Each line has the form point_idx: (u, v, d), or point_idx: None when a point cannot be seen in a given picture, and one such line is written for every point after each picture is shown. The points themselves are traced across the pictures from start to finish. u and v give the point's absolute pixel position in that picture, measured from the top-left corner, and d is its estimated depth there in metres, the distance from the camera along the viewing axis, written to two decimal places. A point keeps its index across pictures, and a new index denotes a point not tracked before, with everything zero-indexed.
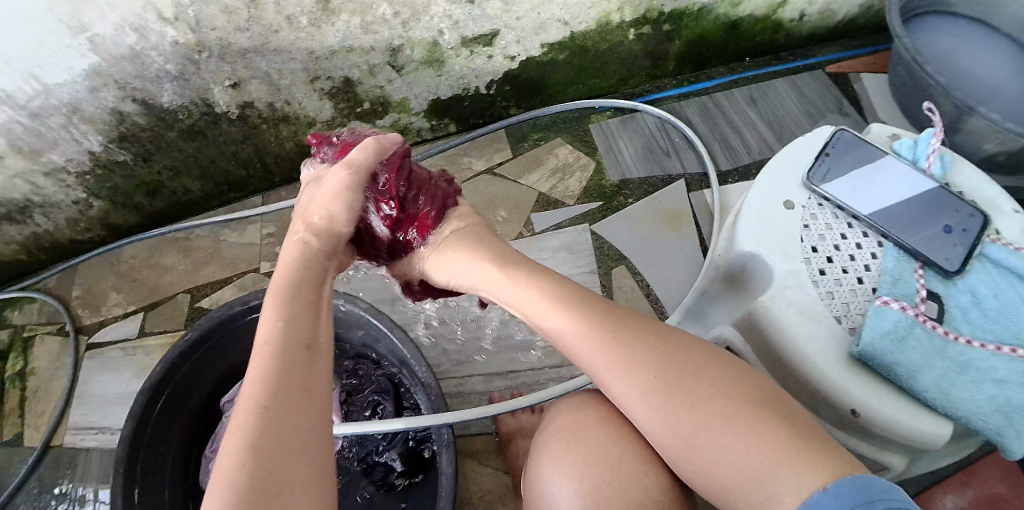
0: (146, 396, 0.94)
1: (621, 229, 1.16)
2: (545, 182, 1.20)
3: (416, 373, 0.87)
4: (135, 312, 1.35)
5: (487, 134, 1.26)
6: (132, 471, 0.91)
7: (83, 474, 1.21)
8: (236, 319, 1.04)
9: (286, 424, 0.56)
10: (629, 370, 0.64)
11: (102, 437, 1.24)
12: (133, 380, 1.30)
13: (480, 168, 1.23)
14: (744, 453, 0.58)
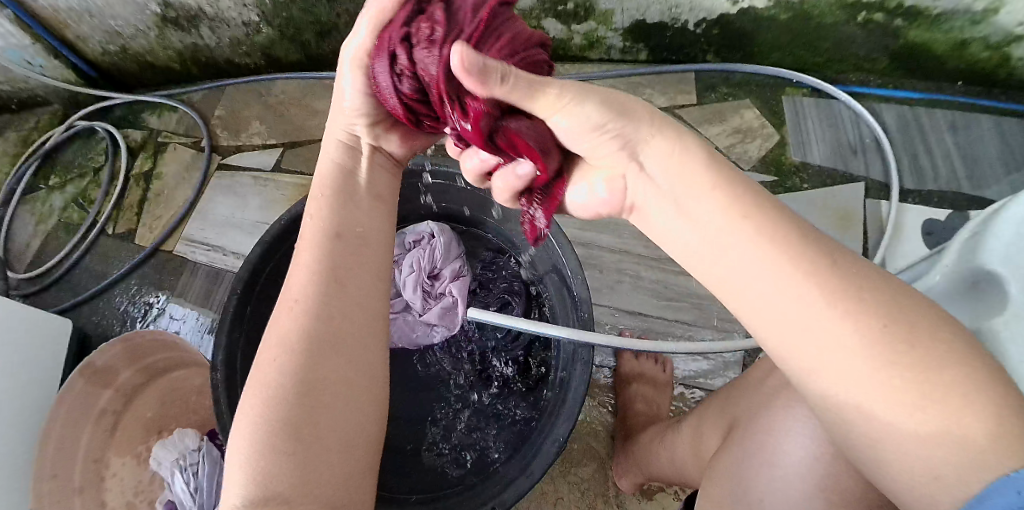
0: (281, 227, 0.94)
1: (788, 207, 1.11)
2: (723, 138, 1.16)
3: (569, 283, 0.83)
4: (274, 145, 1.33)
5: (675, 73, 1.21)
6: (250, 296, 0.92)
7: (187, 285, 1.22)
8: None
9: (343, 339, 0.56)
10: (814, 289, 0.42)
11: (212, 254, 1.24)
12: (257, 208, 1.28)
13: (661, 105, 1.19)
14: (939, 419, 0.38)
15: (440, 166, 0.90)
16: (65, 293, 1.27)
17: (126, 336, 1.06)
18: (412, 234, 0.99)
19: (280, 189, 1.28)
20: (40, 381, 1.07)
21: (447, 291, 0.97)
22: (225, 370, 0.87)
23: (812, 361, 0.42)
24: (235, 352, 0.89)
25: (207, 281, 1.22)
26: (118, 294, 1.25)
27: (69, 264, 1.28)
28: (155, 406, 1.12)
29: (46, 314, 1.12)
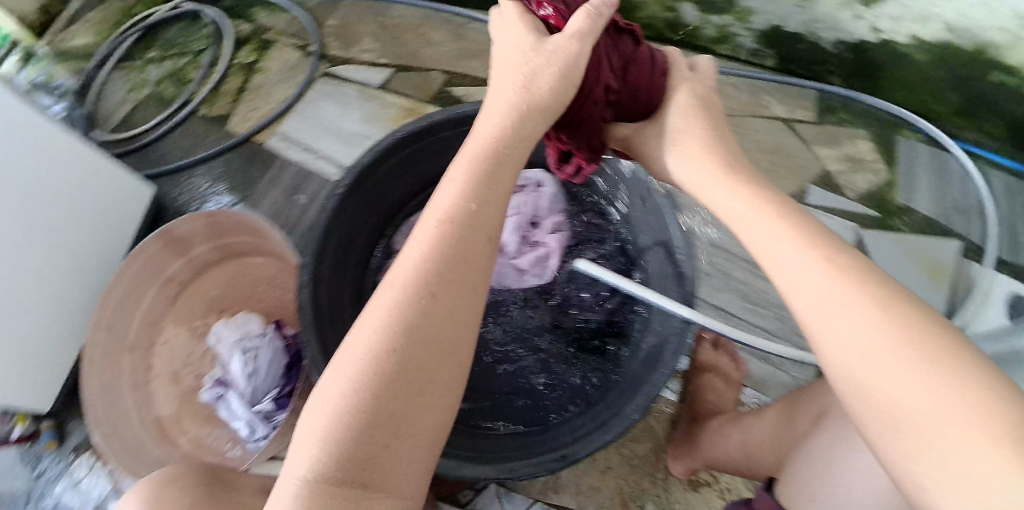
0: (395, 140, 0.91)
1: (883, 247, 1.07)
2: (834, 164, 1.13)
3: (675, 258, 0.82)
4: (384, 66, 1.33)
5: (800, 88, 1.18)
6: (348, 200, 0.90)
7: (275, 179, 1.22)
8: None
9: (418, 375, 0.49)
10: (856, 294, 0.45)
11: (306, 156, 1.22)
12: (359, 121, 1.26)
13: (780, 115, 1.17)
14: (946, 406, 0.40)
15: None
16: (147, 161, 1.28)
17: (208, 213, 1.04)
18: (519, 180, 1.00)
19: (382, 107, 1.26)
20: (102, 235, 1.10)
21: (544, 241, 0.97)
22: (312, 261, 0.86)
23: (837, 362, 0.45)
24: (323, 250, 0.88)
25: (295, 178, 1.21)
26: (201, 175, 1.25)
27: (157, 135, 1.29)
28: (220, 285, 1.15)
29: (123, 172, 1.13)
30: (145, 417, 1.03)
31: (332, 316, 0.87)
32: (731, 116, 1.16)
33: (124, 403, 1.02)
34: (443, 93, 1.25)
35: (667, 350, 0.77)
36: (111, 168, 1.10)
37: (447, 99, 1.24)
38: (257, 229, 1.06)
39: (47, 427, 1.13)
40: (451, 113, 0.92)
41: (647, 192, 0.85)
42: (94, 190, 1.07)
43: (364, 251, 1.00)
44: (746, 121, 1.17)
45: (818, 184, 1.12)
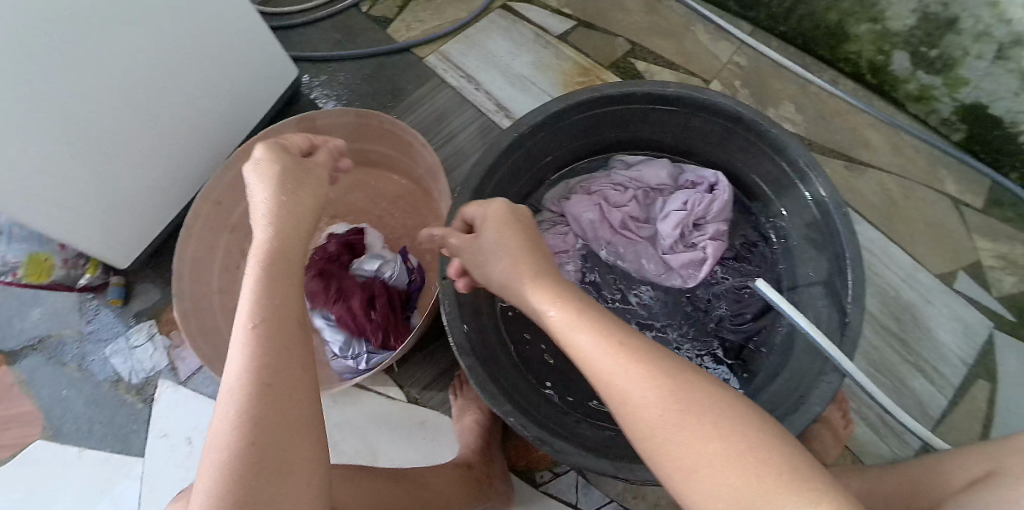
0: (588, 98, 0.81)
1: (1011, 355, 1.02)
2: (987, 257, 1.08)
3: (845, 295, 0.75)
4: (569, 16, 1.17)
5: (976, 172, 1.11)
6: (517, 144, 0.82)
7: (426, 99, 1.11)
8: (711, 115, 0.86)
9: (283, 413, 0.52)
10: (616, 360, 0.50)
11: (463, 86, 1.11)
12: (525, 65, 1.13)
13: (950, 193, 1.10)
14: (716, 448, 0.44)
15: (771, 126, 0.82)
16: (290, 43, 1.18)
17: (360, 111, 0.92)
18: (693, 175, 0.95)
19: (558, 57, 1.13)
20: (235, 104, 1.03)
21: (701, 244, 0.91)
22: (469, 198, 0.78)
23: (628, 420, 0.48)
24: (481, 190, 0.80)
25: (448, 103, 1.10)
26: (346, 72, 1.15)
27: (308, 19, 1.19)
28: (340, 190, 1.03)
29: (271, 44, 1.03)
30: (227, 302, 0.99)
31: None
32: (902, 178, 1.10)
33: (211, 279, 0.97)
34: (626, 63, 1.12)
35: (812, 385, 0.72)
36: (270, 39, 1.01)
37: (629, 72, 1.12)
38: (397, 137, 0.94)
39: (117, 284, 1.09)
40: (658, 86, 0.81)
41: (834, 223, 0.79)
42: (243, 55, 0.99)
43: (510, 206, 0.92)
44: (914, 188, 1.10)
45: (964, 272, 1.07)
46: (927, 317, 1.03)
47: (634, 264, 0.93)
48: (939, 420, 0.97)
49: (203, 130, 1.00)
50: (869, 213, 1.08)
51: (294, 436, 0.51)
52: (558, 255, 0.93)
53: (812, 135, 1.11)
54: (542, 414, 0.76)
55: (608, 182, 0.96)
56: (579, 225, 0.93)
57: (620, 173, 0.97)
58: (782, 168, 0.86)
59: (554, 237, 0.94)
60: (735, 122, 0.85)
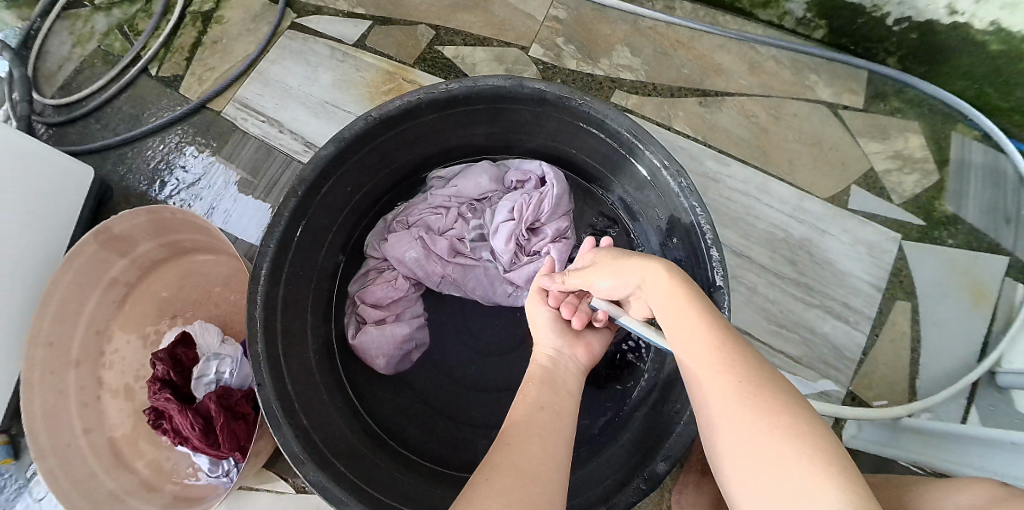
0: (367, 124, 0.73)
1: (925, 264, 0.92)
2: (880, 161, 0.97)
3: (706, 274, 0.69)
4: (363, 17, 1.09)
5: (849, 67, 1.00)
6: (307, 203, 0.74)
7: (234, 154, 1.05)
8: (515, 104, 0.77)
9: (522, 465, 0.49)
10: (693, 317, 0.53)
11: (267, 128, 1.05)
12: (330, 86, 1.06)
13: (824, 98, 1.00)
14: (782, 452, 0.43)
15: (581, 100, 0.72)
16: (91, 133, 1.11)
17: (148, 209, 0.87)
18: (517, 172, 0.89)
19: (359, 69, 1.06)
20: (43, 226, 0.94)
21: (542, 250, 0.85)
22: (268, 280, 0.71)
23: (710, 375, 0.49)
24: (279, 267, 0.73)
25: (256, 155, 1.04)
26: (150, 147, 1.08)
27: (99, 102, 1.10)
28: (171, 285, 1.00)
29: (50, 151, 0.95)
30: (95, 438, 0.92)
31: (286, 345, 0.75)
32: (767, 98, 1.00)
33: (71, 423, 0.89)
34: (433, 53, 1.05)
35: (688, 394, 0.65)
36: (40, 152, 0.93)
37: (437, 63, 1.04)
38: (202, 224, 0.90)
39: (3, 442, 0.97)
40: (440, 92, 0.72)
41: (680, 201, 0.71)
42: (25, 175, 0.91)
43: (330, 263, 0.85)
44: (784, 105, 1.00)
45: (859, 184, 0.96)
46: (824, 250, 0.93)
47: (474, 289, 0.87)
48: (862, 359, 0.89)
49: (22, 266, 0.91)
50: (736, 149, 0.97)
51: (539, 455, 0.51)
52: (392, 304, 0.87)
53: (656, 77, 1.01)
54: (423, 506, 0.71)
55: (429, 207, 0.90)
56: (406, 265, 0.87)
57: (438, 194, 0.90)
58: (610, 146, 0.77)
59: (377, 286, 0.87)
60: (541, 105, 0.75)
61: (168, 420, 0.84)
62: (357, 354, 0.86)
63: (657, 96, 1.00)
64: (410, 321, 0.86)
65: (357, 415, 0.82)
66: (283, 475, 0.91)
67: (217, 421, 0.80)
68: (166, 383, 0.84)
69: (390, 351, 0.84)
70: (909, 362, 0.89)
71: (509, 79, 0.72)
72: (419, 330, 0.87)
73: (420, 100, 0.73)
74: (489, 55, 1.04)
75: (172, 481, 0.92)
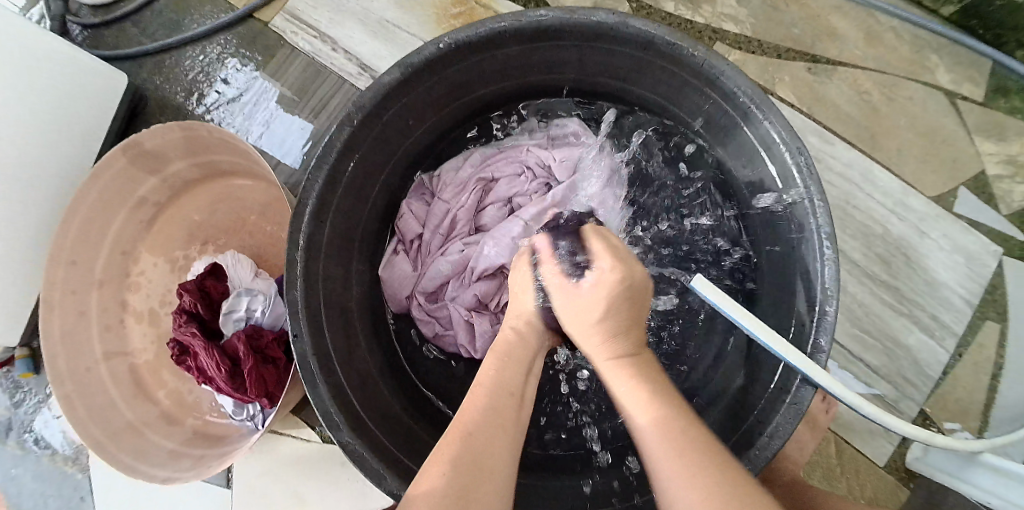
0: (440, 51, 0.64)
1: None
2: (993, 164, 0.87)
3: (815, 271, 0.62)
4: None
5: (975, 52, 0.89)
6: (362, 133, 0.66)
7: (284, 67, 0.96)
8: (611, 45, 0.67)
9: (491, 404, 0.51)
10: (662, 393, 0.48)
11: (320, 45, 0.95)
12: (393, 3, 0.95)
13: (942, 85, 0.89)
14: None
15: (693, 49, 0.62)
16: (127, 38, 1.01)
17: (182, 124, 0.79)
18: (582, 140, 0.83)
19: None
20: (78, 142, 0.88)
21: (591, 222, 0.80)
22: (313, 218, 0.64)
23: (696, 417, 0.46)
24: (325, 205, 0.65)
25: (304, 74, 0.95)
26: (190, 56, 0.98)
27: (138, 4, 1.00)
28: (203, 209, 0.92)
29: (81, 54, 0.87)
30: (117, 364, 0.87)
31: (326, 292, 0.68)
32: (880, 74, 0.90)
33: (91, 347, 0.85)
34: None
35: (788, 396, 0.60)
36: (88, 64, 0.88)
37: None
38: (237, 145, 0.81)
39: (23, 356, 0.93)
40: (527, 21, 0.62)
41: (796, 183, 0.63)
42: (65, 87, 0.84)
43: (386, 195, 0.78)
44: (896, 86, 0.90)
45: (968, 187, 0.87)
46: (921, 255, 0.85)
47: (464, 274, 0.79)
48: (941, 380, 0.83)
49: (49, 177, 0.85)
50: (839, 127, 0.89)
51: (497, 449, 0.47)
52: (436, 237, 0.81)
53: (760, 32, 0.91)
54: None
55: (511, 159, 0.82)
56: (454, 202, 0.81)
57: (530, 151, 0.83)
58: (718, 106, 0.68)
59: (417, 201, 0.82)
60: (643, 50, 0.65)
61: (192, 355, 0.79)
62: (385, 283, 0.80)
63: (760, 56, 0.90)
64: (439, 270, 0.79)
65: (403, 374, 0.78)
66: (308, 423, 0.87)
67: (245, 364, 0.74)
68: (191, 317, 0.79)
69: (413, 289, 0.80)
70: (993, 391, 0.82)
71: (614, 13, 0.62)
72: (434, 287, 0.80)
73: (502, 27, 0.63)
74: None
75: (193, 416, 0.88)
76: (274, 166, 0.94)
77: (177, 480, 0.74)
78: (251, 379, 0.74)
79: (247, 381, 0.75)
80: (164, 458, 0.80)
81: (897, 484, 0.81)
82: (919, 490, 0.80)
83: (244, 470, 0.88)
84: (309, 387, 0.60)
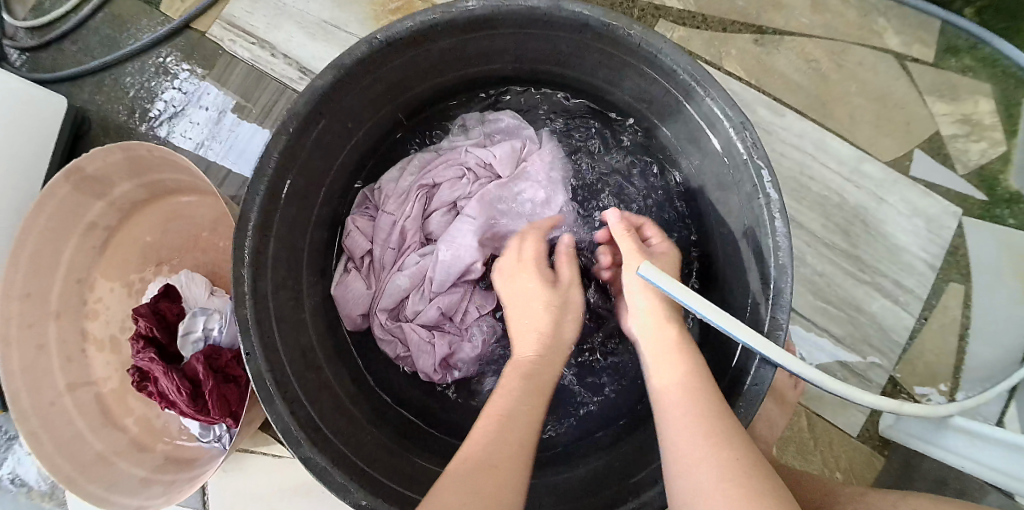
0: (371, 51, 0.62)
1: (988, 244, 0.84)
2: (947, 125, 0.87)
3: (766, 247, 0.61)
4: None
5: (922, 13, 0.88)
6: (299, 142, 0.64)
7: (222, 76, 0.94)
8: (550, 30, 0.66)
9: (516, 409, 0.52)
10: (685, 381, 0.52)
11: (257, 52, 0.93)
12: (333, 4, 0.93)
13: (891, 48, 0.89)
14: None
15: (630, 30, 0.61)
16: (65, 59, 0.99)
17: (123, 145, 0.77)
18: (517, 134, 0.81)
19: None
20: (23, 171, 0.86)
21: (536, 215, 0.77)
22: (257, 233, 0.62)
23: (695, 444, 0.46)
24: (269, 217, 0.64)
25: (242, 82, 0.93)
26: (130, 73, 0.96)
27: (73, 23, 0.98)
28: (156, 229, 0.91)
29: (13, 81, 0.84)
30: (81, 395, 0.86)
31: (278, 305, 0.66)
32: (829, 41, 0.89)
33: (53, 379, 0.83)
34: None
35: (748, 379, 0.60)
36: (21, 89, 0.85)
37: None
38: (181, 162, 0.80)
39: None
40: (459, 11, 0.61)
41: (742, 159, 0.62)
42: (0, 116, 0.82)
43: (332, 204, 0.77)
44: (844, 53, 0.89)
45: (923, 150, 0.87)
46: (880, 221, 0.85)
47: (421, 287, 0.77)
48: (908, 345, 0.83)
49: None
50: (791, 98, 0.88)
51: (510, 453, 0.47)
52: (388, 252, 0.79)
53: (706, 7, 0.90)
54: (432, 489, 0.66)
55: (449, 163, 0.80)
56: (398, 213, 0.79)
57: (467, 152, 0.80)
58: (660, 85, 0.67)
59: (360, 217, 0.80)
60: (582, 32, 0.64)
61: (153, 380, 0.77)
62: (340, 300, 0.78)
63: (707, 31, 0.89)
64: (392, 286, 0.77)
65: (364, 383, 0.77)
66: (279, 439, 0.86)
67: (205, 385, 0.73)
68: (149, 342, 0.78)
69: (370, 306, 0.79)
70: (958, 350, 0.82)
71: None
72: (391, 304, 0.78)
73: (434, 20, 0.61)
74: None
75: (163, 441, 0.86)
76: (223, 179, 0.92)
77: (146, 509, 0.72)
78: (212, 399, 0.73)
79: (209, 402, 0.73)
80: (134, 487, 0.78)
81: (872, 452, 0.81)
82: (893, 456, 0.80)
83: (219, 492, 0.87)
84: (266, 406, 0.59)
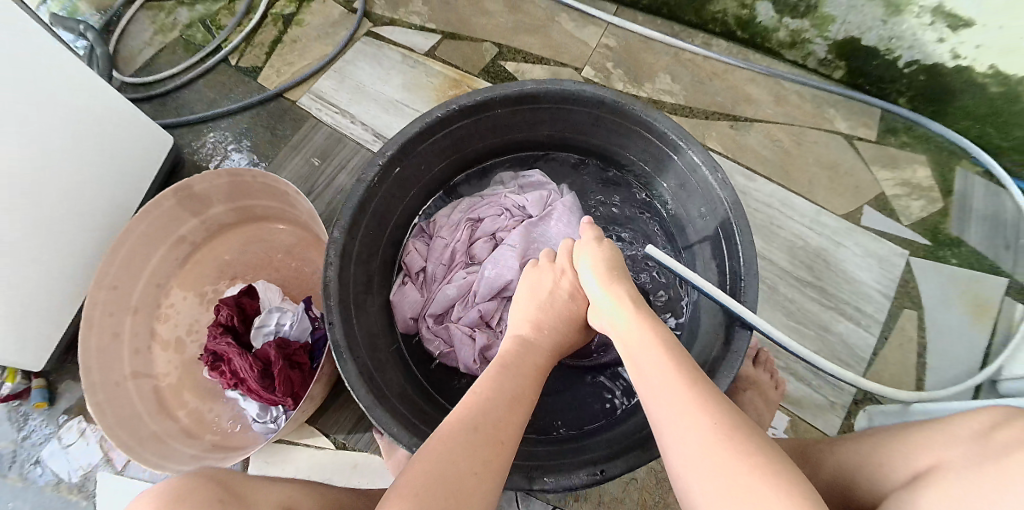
0: (445, 114, 0.82)
1: (935, 280, 0.99)
2: (891, 187, 1.05)
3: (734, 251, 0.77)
4: (432, 31, 1.21)
5: (865, 104, 1.10)
6: (386, 173, 0.82)
7: (304, 138, 1.14)
8: (579, 107, 0.86)
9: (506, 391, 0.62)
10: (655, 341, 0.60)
11: (338, 118, 1.15)
12: (399, 87, 1.17)
13: (841, 129, 1.10)
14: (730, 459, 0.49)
15: (632, 106, 0.81)
16: (169, 113, 1.20)
17: (232, 170, 0.96)
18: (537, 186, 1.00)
19: (427, 74, 1.17)
20: (124, 190, 1.03)
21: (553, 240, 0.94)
22: (345, 233, 0.78)
23: (669, 412, 0.54)
24: (355, 225, 0.80)
25: (327, 142, 1.13)
26: (223, 126, 1.17)
27: (173, 85, 1.20)
28: (234, 250, 1.06)
29: (141, 119, 1.04)
30: (142, 384, 0.96)
31: (356, 294, 0.81)
32: (790, 125, 1.10)
33: (120, 365, 0.95)
34: (495, 66, 1.17)
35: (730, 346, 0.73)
36: (144, 126, 1.05)
37: (499, 75, 1.17)
38: (276, 187, 0.97)
39: (39, 385, 1.03)
40: (508, 91, 0.81)
41: (716, 193, 0.79)
42: (122, 144, 1.01)
43: (399, 232, 0.94)
44: (803, 132, 1.10)
45: (871, 207, 1.05)
46: (840, 260, 1.01)
47: (468, 297, 0.91)
48: (872, 360, 0.95)
49: (95, 214, 0.99)
50: (761, 166, 1.07)
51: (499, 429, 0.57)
52: (439, 270, 0.94)
53: (692, 101, 1.13)
54: None
55: (491, 203, 0.97)
56: (450, 238, 0.95)
57: (506, 196, 0.97)
58: (657, 146, 0.86)
59: (418, 240, 0.96)
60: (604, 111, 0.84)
61: (228, 363, 0.89)
62: (395, 307, 0.92)
63: (693, 118, 1.12)
64: (441, 296, 0.91)
65: (410, 371, 0.89)
66: (324, 432, 0.95)
67: (274, 365, 0.85)
68: (227, 330, 0.90)
69: (421, 312, 0.92)
70: (916, 370, 0.94)
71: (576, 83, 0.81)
72: (439, 310, 0.92)
73: (491, 95, 0.82)
74: (546, 72, 1.16)
75: (211, 432, 0.96)
76: None
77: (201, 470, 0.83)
78: (279, 377, 0.84)
79: (275, 381, 0.85)
80: (188, 460, 0.88)
81: None
82: None
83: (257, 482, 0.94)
84: (341, 363, 0.70)
